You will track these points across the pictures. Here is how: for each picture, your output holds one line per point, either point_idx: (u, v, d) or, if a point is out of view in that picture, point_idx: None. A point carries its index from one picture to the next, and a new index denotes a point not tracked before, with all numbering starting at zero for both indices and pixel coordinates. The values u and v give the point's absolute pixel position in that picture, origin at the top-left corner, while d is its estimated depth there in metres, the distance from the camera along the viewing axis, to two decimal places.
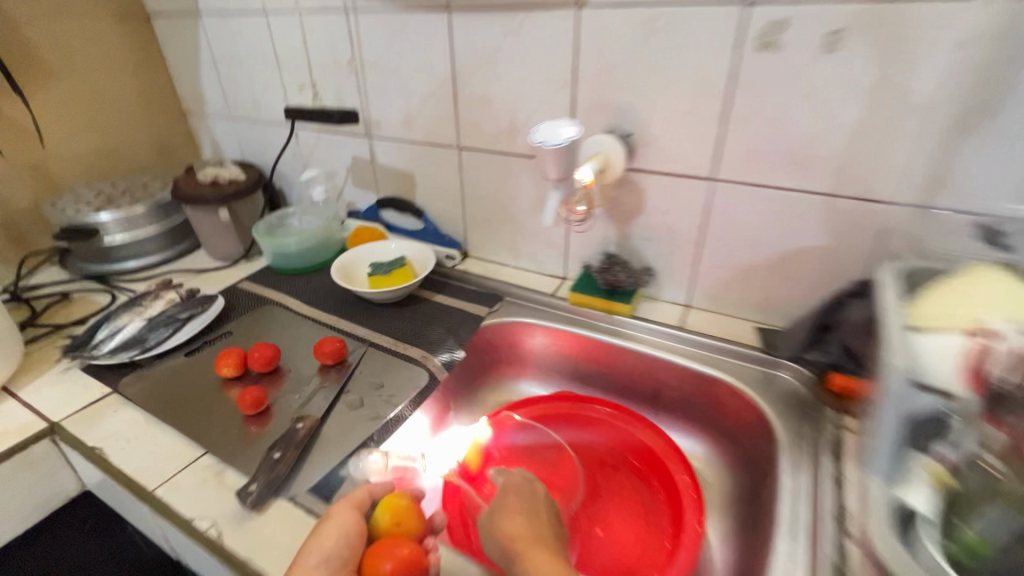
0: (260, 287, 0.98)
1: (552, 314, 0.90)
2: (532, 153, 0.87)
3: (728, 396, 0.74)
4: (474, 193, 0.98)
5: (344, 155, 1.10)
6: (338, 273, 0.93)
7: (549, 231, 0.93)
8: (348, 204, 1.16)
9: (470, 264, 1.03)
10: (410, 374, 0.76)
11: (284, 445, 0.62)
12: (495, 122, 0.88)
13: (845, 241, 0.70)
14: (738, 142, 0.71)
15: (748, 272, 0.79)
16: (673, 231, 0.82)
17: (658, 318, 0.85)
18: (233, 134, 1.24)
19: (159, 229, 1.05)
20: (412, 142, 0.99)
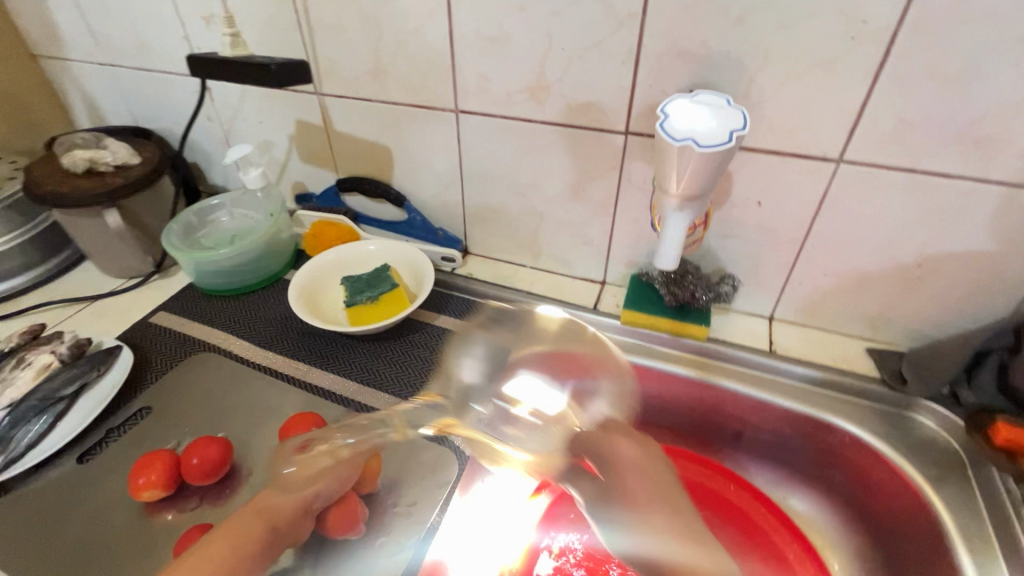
0: (187, 321, 0.70)
1: (603, 340, 0.68)
2: (568, 122, 0.62)
3: (851, 450, 0.58)
4: (479, 175, 0.72)
5: (284, 119, 0.79)
6: (299, 299, 0.66)
7: (586, 225, 0.70)
8: (296, 184, 0.86)
9: (474, 267, 0.79)
10: (428, 458, 0.55)
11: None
12: (514, 76, 0.61)
13: (1015, 247, 0.52)
14: (890, 110, 0.49)
15: (865, 281, 0.60)
16: (767, 228, 0.61)
17: (739, 338, 0.65)
18: (114, 89, 0.88)
19: (20, 239, 0.72)
20: (385, 103, 0.70)
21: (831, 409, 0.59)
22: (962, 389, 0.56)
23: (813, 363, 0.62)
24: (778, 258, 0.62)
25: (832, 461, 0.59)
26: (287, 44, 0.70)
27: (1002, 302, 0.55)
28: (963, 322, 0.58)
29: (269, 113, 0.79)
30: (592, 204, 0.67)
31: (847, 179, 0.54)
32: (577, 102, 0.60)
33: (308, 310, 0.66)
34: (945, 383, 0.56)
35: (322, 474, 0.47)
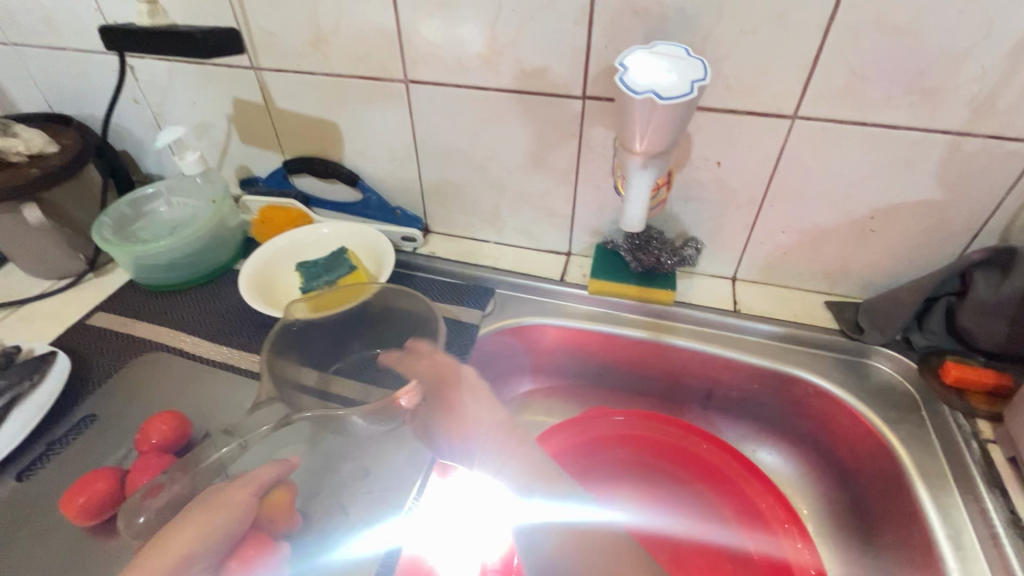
0: (129, 320, 0.65)
1: (570, 310, 0.68)
2: (524, 89, 0.60)
3: (813, 400, 0.60)
4: (435, 148, 0.69)
5: (219, 98, 0.73)
6: (250, 289, 0.62)
7: (549, 196, 0.68)
8: (239, 168, 0.81)
9: (436, 245, 0.76)
10: (402, 443, 0.53)
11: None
12: (464, 41, 0.58)
13: (961, 195, 0.54)
14: (842, 63, 0.49)
15: (822, 236, 0.61)
16: (727, 190, 0.61)
17: (705, 301, 0.66)
18: (22, 71, 0.79)
19: None
20: (329, 76, 0.66)
21: (795, 362, 0.61)
22: (914, 334, 0.59)
23: (777, 320, 0.63)
24: (738, 219, 0.63)
25: (799, 413, 0.61)
26: (214, 14, 0.64)
27: (948, 250, 0.58)
28: (912, 270, 0.60)
29: (201, 92, 0.73)
30: (554, 174, 0.66)
31: (802, 135, 0.54)
32: (532, 67, 0.58)
33: (262, 300, 0.62)
34: (900, 329, 0.58)
35: (213, 515, 0.40)
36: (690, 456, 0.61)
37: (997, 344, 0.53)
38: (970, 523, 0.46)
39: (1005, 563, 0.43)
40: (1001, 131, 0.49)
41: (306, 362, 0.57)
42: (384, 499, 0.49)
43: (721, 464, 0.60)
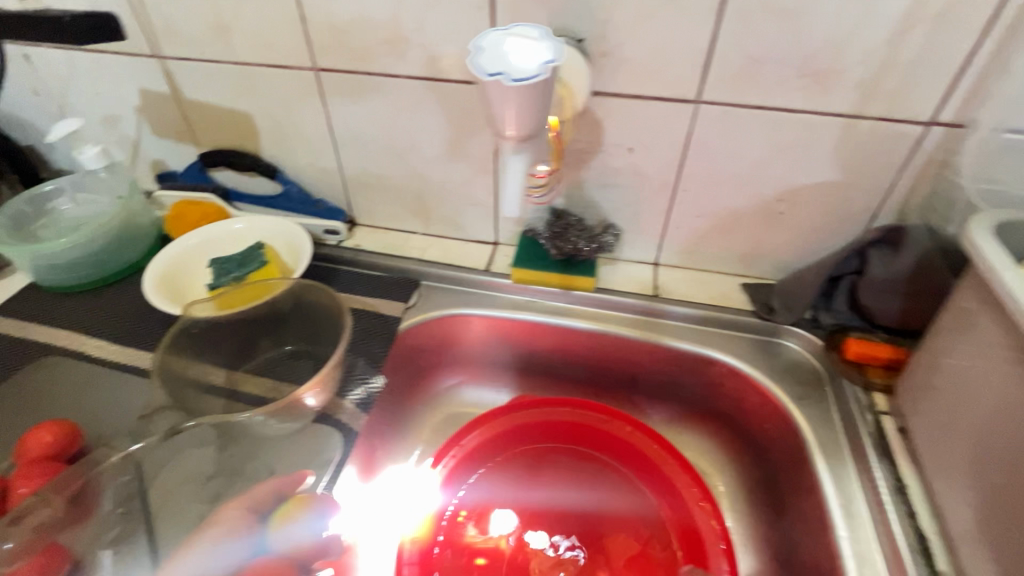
0: (29, 324, 0.62)
1: (494, 299, 0.67)
2: (434, 75, 0.59)
3: (727, 380, 0.61)
4: (352, 138, 0.67)
5: (124, 88, 0.70)
6: (156, 288, 0.60)
7: (470, 185, 0.67)
8: (154, 162, 0.78)
9: (362, 238, 0.75)
10: (311, 439, 0.51)
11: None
12: (369, 26, 0.57)
13: (858, 176, 0.55)
14: (737, 47, 0.50)
15: (734, 220, 0.62)
16: (641, 175, 0.61)
17: (626, 286, 0.67)
18: None
19: None
20: (236, 65, 0.64)
21: (710, 343, 0.62)
22: (821, 312, 0.60)
23: (695, 303, 0.64)
24: (654, 204, 0.63)
25: (716, 393, 0.62)
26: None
27: (850, 230, 0.59)
28: (820, 250, 0.62)
29: (105, 83, 0.70)
30: (472, 162, 0.65)
31: (706, 120, 0.55)
32: (439, 53, 0.57)
33: (169, 299, 0.60)
34: (807, 307, 0.60)
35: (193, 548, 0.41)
36: (614, 439, 0.61)
37: (893, 319, 0.56)
38: (861, 491, 0.48)
39: (888, 530, 0.45)
40: (889, 113, 0.51)
41: (213, 361, 0.56)
42: (287, 497, 0.47)
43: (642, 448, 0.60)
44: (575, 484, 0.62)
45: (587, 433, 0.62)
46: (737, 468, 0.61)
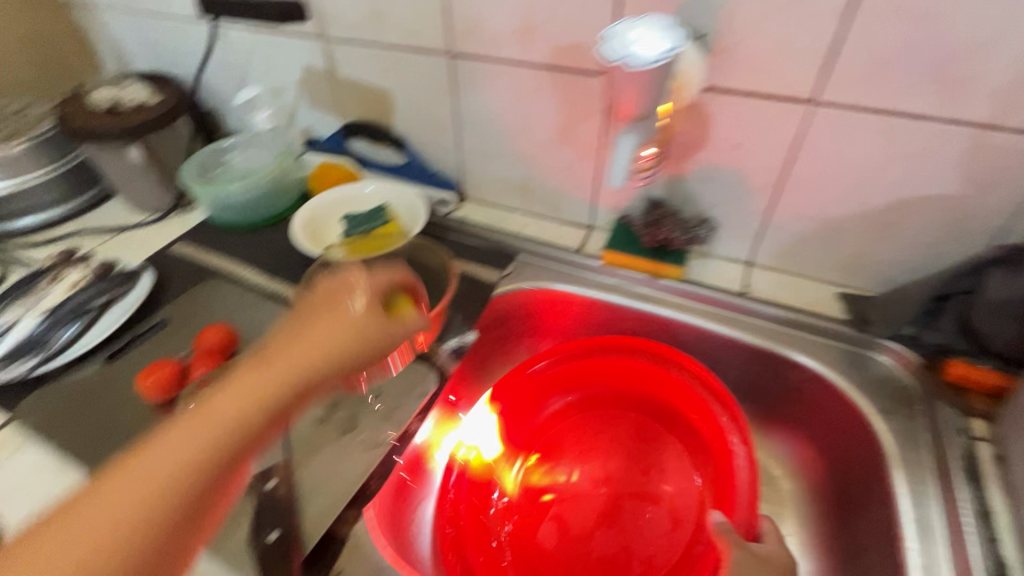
0: (202, 250, 0.76)
1: (579, 276, 0.72)
2: (554, 65, 0.64)
3: (806, 381, 0.62)
4: (471, 119, 0.74)
5: (291, 64, 0.83)
6: (301, 233, 0.72)
7: (573, 170, 0.72)
8: (303, 130, 0.91)
9: (468, 211, 0.83)
10: (412, 373, 0.60)
11: (272, 518, 0.46)
12: (503, 20, 0.63)
13: (984, 193, 0.53)
14: (862, 52, 0.50)
15: (836, 225, 0.61)
16: (742, 173, 0.62)
17: (715, 281, 0.68)
18: (138, 34, 0.93)
19: (52, 172, 0.80)
20: (382, 47, 0.73)
21: (796, 346, 0.63)
22: (923, 331, 0.58)
23: (787, 305, 0.64)
24: (753, 204, 0.64)
25: (793, 395, 0.64)
26: None
27: (967, 248, 0.57)
28: (934, 265, 0.59)
29: (276, 59, 0.83)
30: (578, 146, 0.69)
31: (818, 123, 0.55)
32: (562, 44, 0.62)
33: (310, 244, 0.71)
34: (908, 323, 0.59)
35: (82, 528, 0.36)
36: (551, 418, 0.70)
37: (1012, 348, 0.52)
38: (941, 509, 0.49)
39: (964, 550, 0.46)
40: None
41: None
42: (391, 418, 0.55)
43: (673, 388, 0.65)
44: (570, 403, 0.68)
45: (625, 373, 0.67)
46: (809, 478, 0.63)
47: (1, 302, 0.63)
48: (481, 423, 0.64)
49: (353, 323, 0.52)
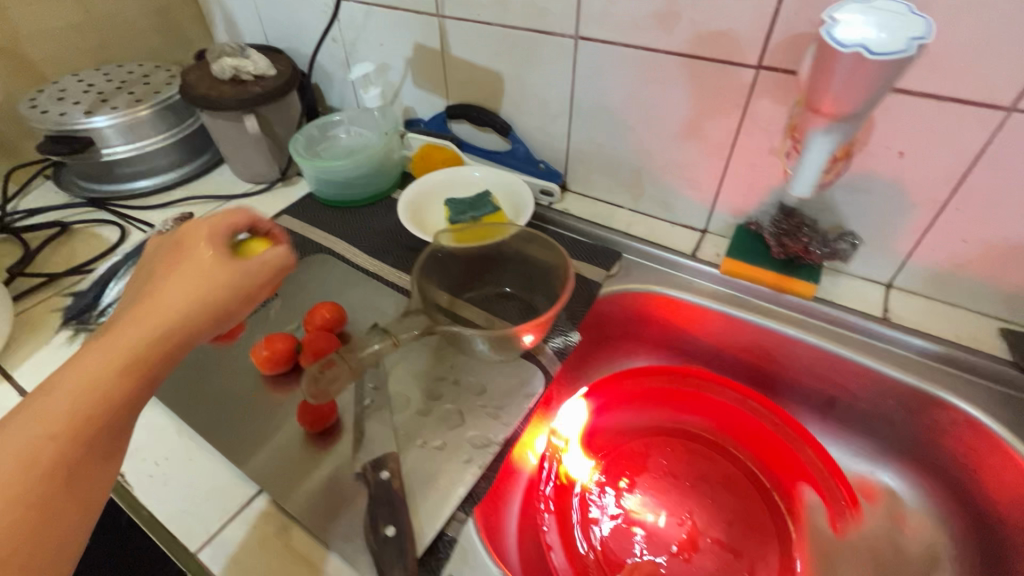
0: (306, 224, 0.76)
1: (692, 283, 0.68)
2: (695, 53, 0.59)
3: (957, 428, 0.55)
4: (589, 108, 0.70)
5: (403, 43, 0.81)
6: (406, 215, 0.71)
7: (696, 168, 0.67)
8: (406, 109, 0.90)
9: (571, 204, 0.79)
10: (518, 371, 0.56)
11: (387, 510, 0.43)
12: (643, 2, 0.58)
13: None
14: None
15: (1013, 253, 0.53)
16: (903, 185, 0.55)
17: (850, 303, 0.61)
18: (252, 7, 0.94)
19: (169, 137, 0.82)
20: (503, 27, 0.70)
21: (944, 384, 0.56)
22: None
23: (935, 337, 0.57)
24: (909, 220, 0.57)
25: (936, 438, 0.57)
26: None
27: None
28: None
29: (389, 35, 0.82)
30: (706, 144, 0.64)
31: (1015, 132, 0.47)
32: (709, 30, 0.57)
33: (415, 226, 0.70)
34: None
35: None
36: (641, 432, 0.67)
37: None
38: None
39: None
40: None
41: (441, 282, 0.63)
42: (499, 417, 0.52)
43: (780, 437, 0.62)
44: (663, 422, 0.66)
45: (711, 404, 0.66)
46: (947, 529, 0.57)
47: (126, 261, 0.65)
48: (574, 415, 0.63)
49: (227, 262, 0.41)
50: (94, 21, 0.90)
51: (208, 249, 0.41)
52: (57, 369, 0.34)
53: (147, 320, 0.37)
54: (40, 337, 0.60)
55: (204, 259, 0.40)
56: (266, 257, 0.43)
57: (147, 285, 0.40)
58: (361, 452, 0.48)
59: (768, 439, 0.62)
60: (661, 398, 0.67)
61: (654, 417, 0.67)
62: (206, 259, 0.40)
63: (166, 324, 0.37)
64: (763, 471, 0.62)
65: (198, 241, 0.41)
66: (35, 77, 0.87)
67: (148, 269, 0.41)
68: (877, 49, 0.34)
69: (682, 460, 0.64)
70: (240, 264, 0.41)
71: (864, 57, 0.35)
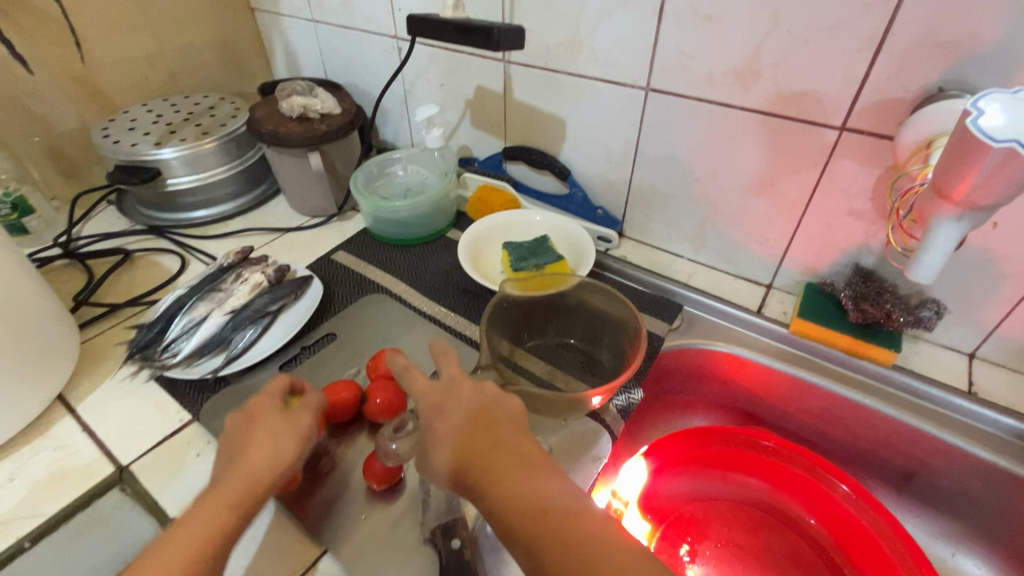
0: (362, 262, 0.76)
1: (757, 341, 0.66)
2: (773, 111, 0.58)
3: None
4: (654, 158, 0.69)
5: (464, 85, 0.82)
6: (466, 258, 0.70)
7: (766, 224, 0.65)
8: (461, 148, 0.90)
9: (628, 251, 0.78)
10: (583, 430, 0.55)
11: None
12: (721, 59, 0.58)
13: None
14: None
15: None
16: (996, 256, 0.52)
17: (929, 372, 0.59)
18: (315, 43, 0.97)
19: (231, 170, 0.84)
20: (570, 75, 0.70)
21: None
22: None
23: None
24: (1000, 292, 0.54)
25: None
26: (485, 12, 0.72)
27: None
28: None
29: (451, 77, 0.83)
30: (778, 200, 0.62)
31: None
32: (789, 90, 0.56)
33: (474, 270, 0.70)
34: None
35: None
36: (701, 496, 0.63)
37: None
38: None
39: None
40: None
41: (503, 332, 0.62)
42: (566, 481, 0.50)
43: (854, 508, 0.57)
44: (723, 485, 0.63)
45: (776, 467, 0.62)
46: None
47: (189, 296, 0.65)
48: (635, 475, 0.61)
49: (286, 415, 0.45)
50: (164, 54, 0.93)
51: (268, 411, 0.45)
52: (171, 530, 0.38)
53: (243, 474, 0.41)
54: (104, 370, 0.61)
55: (265, 422, 0.44)
56: (308, 404, 0.47)
57: (224, 456, 0.43)
58: (426, 515, 0.47)
59: (842, 518, 0.58)
60: (722, 459, 0.64)
61: (715, 480, 0.64)
62: (271, 420, 0.45)
63: (251, 481, 0.41)
64: (835, 550, 0.58)
65: (256, 404, 0.46)
66: (106, 106, 0.89)
67: (225, 426, 0.45)
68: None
69: (747, 530, 0.61)
70: (293, 414, 0.46)
71: (1017, 153, 0.33)
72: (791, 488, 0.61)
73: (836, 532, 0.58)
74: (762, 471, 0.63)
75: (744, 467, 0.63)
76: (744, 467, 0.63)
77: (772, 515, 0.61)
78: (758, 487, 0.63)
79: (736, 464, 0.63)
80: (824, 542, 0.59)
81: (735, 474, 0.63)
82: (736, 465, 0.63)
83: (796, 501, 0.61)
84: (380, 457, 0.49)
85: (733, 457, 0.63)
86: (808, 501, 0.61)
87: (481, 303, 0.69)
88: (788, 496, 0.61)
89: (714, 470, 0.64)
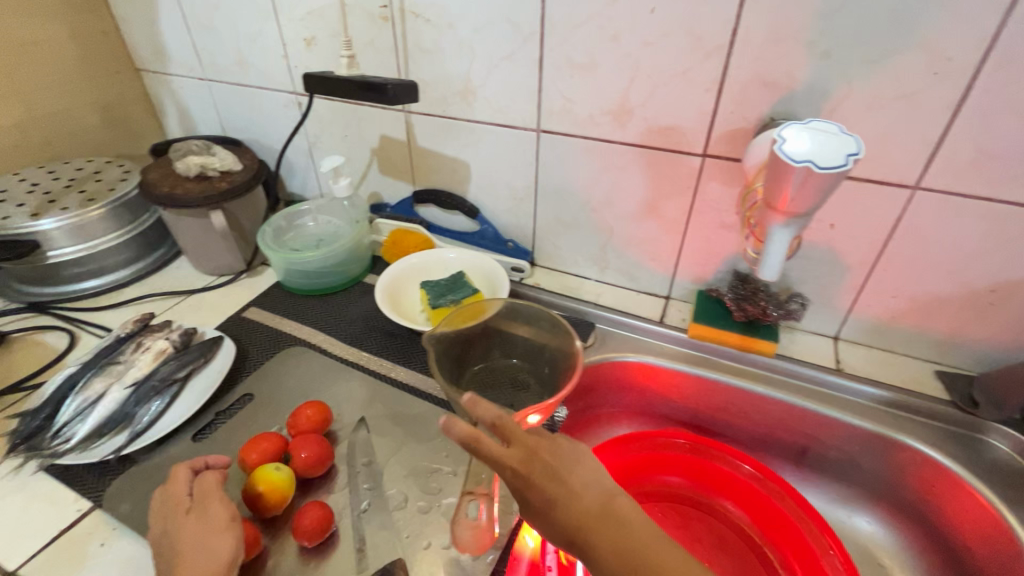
0: (277, 316, 0.74)
1: (662, 348, 0.72)
2: (647, 144, 0.66)
3: (918, 468, 0.60)
4: (553, 191, 0.75)
5: (368, 135, 0.85)
6: (384, 301, 0.71)
7: (656, 242, 0.73)
8: (372, 194, 0.92)
9: (541, 278, 0.83)
10: None
11: None
12: (598, 101, 0.65)
13: None
14: (970, 142, 0.52)
15: (934, 304, 0.61)
16: (837, 251, 0.63)
17: (805, 356, 0.67)
18: (209, 101, 0.95)
19: (123, 236, 0.79)
20: (468, 121, 0.75)
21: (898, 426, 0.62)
22: None
23: (884, 383, 0.64)
24: (846, 280, 0.64)
25: (902, 477, 0.62)
26: (381, 67, 0.76)
27: None
28: None
29: (354, 127, 0.85)
30: (663, 220, 0.70)
31: (920, 205, 0.56)
32: (658, 126, 0.64)
33: (394, 311, 0.71)
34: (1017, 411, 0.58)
35: None
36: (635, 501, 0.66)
37: None
38: None
39: None
40: None
41: None
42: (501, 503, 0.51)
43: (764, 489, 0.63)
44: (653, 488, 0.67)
45: (695, 463, 0.67)
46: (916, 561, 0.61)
47: (81, 373, 0.61)
48: None
49: (196, 515, 0.45)
50: (37, 119, 0.87)
51: (180, 520, 0.45)
52: None
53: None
54: None
55: (183, 531, 0.44)
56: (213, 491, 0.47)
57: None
58: (364, 562, 0.46)
59: (756, 499, 0.64)
60: (649, 463, 0.67)
61: (645, 484, 0.67)
62: (199, 518, 0.45)
63: None
64: (753, 530, 0.64)
65: (173, 516, 0.46)
66: None
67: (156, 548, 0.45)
68: (821, 164, 0.41)
69: (677, 526, 0.65)
70: (206, 510, 0.45)
71: (812, 170, 0.41)
72: (709, 481, 0.67)
73: (751, 514, 0.64)
74: (683, 469, 0.67)
75: (668, 467, 0.68)
76: (669, 467, 0.68)
77: (696, 507, 0.67)
78: (682, 484, 0.68)
79: (662, 466, 0.68)
80: (742, 524, 0.64)
81: (661, 475, 0.68)
82: (661, 466, 0.68)
83: (716, 490, 0.66)
84: (307, 512, 0.48)
85: (658, 459, 0.68)
86: (724, 489, 0.66)
87: (404, 343, 0.70)
88: (708, 488, 0.67)
89: (643, 475, 0.67)
